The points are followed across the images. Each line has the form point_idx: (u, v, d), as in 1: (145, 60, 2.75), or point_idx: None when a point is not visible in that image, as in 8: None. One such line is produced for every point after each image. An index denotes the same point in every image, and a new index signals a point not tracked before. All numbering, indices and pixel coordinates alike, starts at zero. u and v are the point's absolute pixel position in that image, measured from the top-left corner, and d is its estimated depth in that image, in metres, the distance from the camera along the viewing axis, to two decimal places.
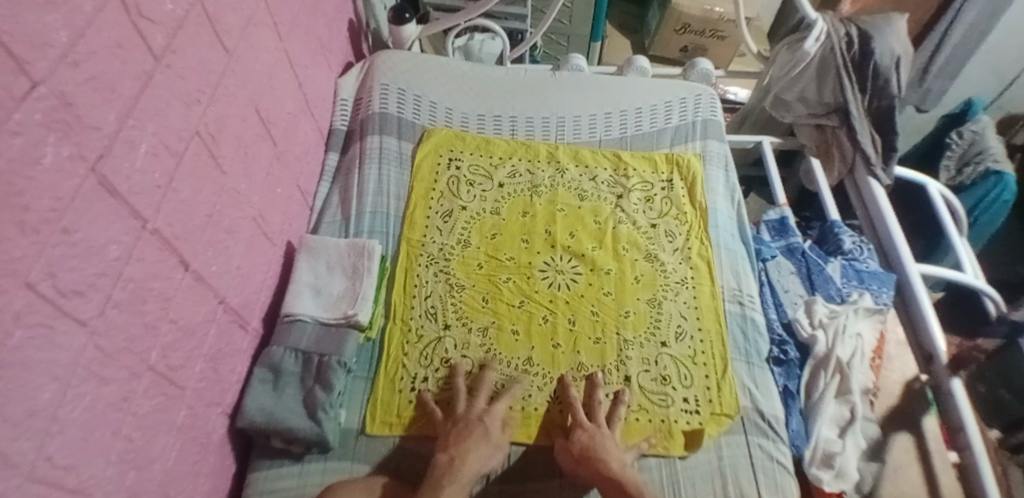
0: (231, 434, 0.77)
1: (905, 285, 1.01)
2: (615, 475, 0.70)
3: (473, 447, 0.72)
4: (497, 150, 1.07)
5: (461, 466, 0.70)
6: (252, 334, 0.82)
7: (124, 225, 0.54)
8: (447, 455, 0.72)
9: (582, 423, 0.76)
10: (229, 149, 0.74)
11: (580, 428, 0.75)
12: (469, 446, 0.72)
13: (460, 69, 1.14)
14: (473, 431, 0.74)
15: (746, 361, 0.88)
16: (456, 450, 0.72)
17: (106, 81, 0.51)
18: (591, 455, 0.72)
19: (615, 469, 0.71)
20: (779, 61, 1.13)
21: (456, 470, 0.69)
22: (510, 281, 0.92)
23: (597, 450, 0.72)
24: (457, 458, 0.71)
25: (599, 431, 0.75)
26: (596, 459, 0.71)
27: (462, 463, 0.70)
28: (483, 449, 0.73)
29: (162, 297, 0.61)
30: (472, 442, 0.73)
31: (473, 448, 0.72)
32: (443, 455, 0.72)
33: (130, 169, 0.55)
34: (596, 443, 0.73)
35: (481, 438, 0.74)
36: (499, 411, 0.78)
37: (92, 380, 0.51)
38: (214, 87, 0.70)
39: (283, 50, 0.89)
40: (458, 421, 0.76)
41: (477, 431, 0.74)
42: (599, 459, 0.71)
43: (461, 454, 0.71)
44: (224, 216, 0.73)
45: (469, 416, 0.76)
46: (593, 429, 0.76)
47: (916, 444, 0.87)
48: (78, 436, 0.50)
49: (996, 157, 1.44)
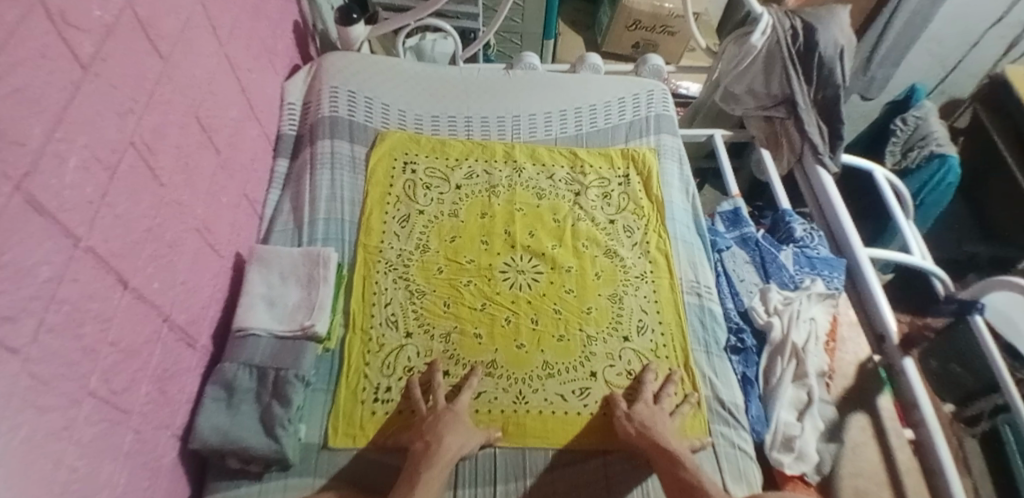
0: (184, 456, 0.74)
1: (856, 269, 1.04)
2: (672, 449, 0.73)
3: (448, 432, 0.73)
4: (453, 152, 1.05)
5: (437, 451, 0.71)
6: (202, 351, 0.79)
7: (55, 244, 0.51)
8: (422, 442, 0.73)
9: (647, 400, 0.80)
10: (168, 160, 0.71)
11: (644, 405, 0.80)
12: (442, 431, 0.74)
13: (412, 71, 1.12)
14: (442, 420, 0.75)
15: (706, 351, 0.89)
16: (431, 436, 0.73)
17: (31, 93, 0.48)
18: (651, 429, 0.76)
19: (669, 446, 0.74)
20: (728, 55, 1.15)
21: (432, 454, 0.71)
22: (471, 284, 0.91)
23: (654, 425, 0.76)
24: (432, 443, 0.72)
25: (662, 408, 0.80)
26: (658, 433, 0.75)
27: (438, 447, 0.71)
28: (458, 432, 0.74)
29: (101, 318, 0.58)
30: (444, 427, 0.74)
31: (447, 433, 0.73)
32: (418, 443, 0.73)
33: (59, 186, 0.52)
34: (655, 419, 0.77)
35: (453, 422, 0.75)
36: (463, 400, 0.79)
37: (28, 410, 0.48)
38: (149, 95, 0.67)
39: (223, 55, 0.86)
40: (427, 415, 0.77)
41: (446, 418, 0.75)
42: (658, 433, 0.75)
43: (435, 439, 0.73)
44: (165, 229, 0.70)
45: (434, 410, 0.77)
46: (656, 407, 0.80)
47: (871, 422, 0.90)
48: (17, 470, 0.47)
49: (939, 141, 1.50)
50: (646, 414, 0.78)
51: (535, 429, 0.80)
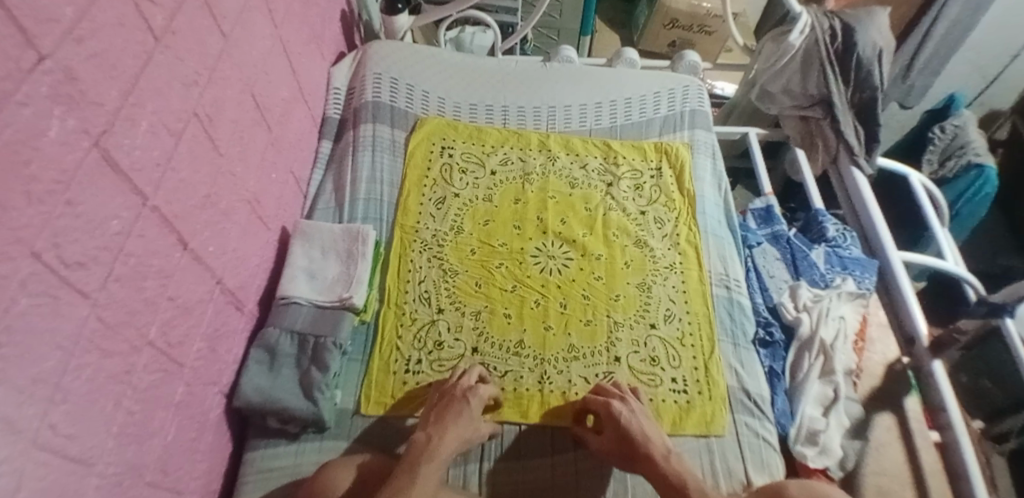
0: (227, 413, 0.78)
1: (888, 271, 1.04)
2: (649, 451, 0.72)
3: (452, 424, 0.72)
4: (489, 139, 1.08)
5: (438, 446, 0.69)
6: (248, 315, 0.83)
7: (126, 201, 0.55)
8: (424, 433, 0.71)
9: (617, 411, 0.75)
10: (226, 133, 0.75)
11: (621, 404, 0.76)
12: (446, 424, 0.72)
13: (452, 59, 1.16)
14: (449, 409, 0.74)
15: (733, 343, 0.90)
16: (434, 429, 0.72)
17: (110, 58, 0.52)
18: (631, 438, 0.73)
19: (660, 465, 0.71)
20: (765, 54, 1.16)
21: (432, 448, 0.69)
22: (503, 266, 0.94)
23: (631, 432, 0.73)
24: (434, 437, 0.71)
25: (637, 411, 0.76)
26: (645, 446, 0.72)
27: (438, 442, 0.70)
28: (462, 423, 0.73)
29: (162, 273, 0.62)
30: (449, 419, 0.72)
31: (450, 426, 0.72)
32: (420, 434, 0.71)
33: (131, 146, 0.56)
34: (633, 421, 0.74)
35: (462, 411, 0.74)
36: (482, 392, 0.77)
37: (95, 351, 0.51)
38: (211, 70, 0.71)
39: (277, 37, 0.90)
40: (445, 392, 0.77)
41: (459, 407, 0.74)
42: (637, 441, 0.73)
43: (437, 433, 0.71)
44: (220, 197, 0.74)
45: (454, 389, 0.77)
46: (630, 412, 0.75)
47: (898, 424, 0.90)
48: (80, 406, 0.50)
49: (978, 151, 1.47)
50: (620, 427, 0.74)
51: (559, 409, 0.82)
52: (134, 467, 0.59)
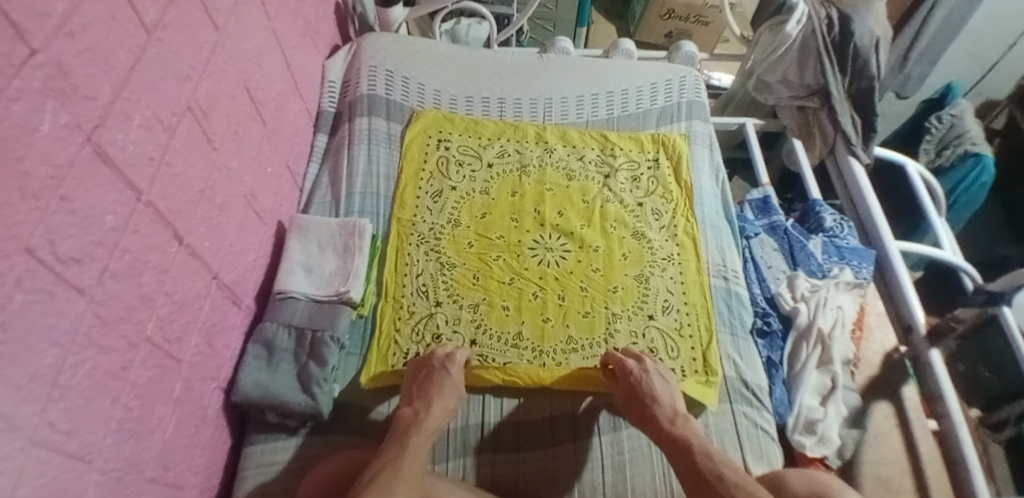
0: (226, 409, 0.78)
1: (886, 262, 1.04)
2: (658, 415, 0.74)
3: (436, 399, 0.74)
4: (486, 131, 1.08)
5: (425, 418, 0.71)
6: (246, 310, 0.83)
7: (119, 196, 0.54)
8: (410, 409, 0.73)
9: (630, 368, 0.77)
10: (220, 127, 0.75)
11: (636, 363, 0.78)
12: (431, 397, 0.74)
13: (448, 51, 1.15)
14: (432, 382, 0.76)
15: (731, 333, 0.90)
16: (419, 403, 0.74)
17: (102, 52, 0.51)
18: (641, 393, 0.75)
19: (667, 428, 0.72)
20: (762, 44, 1.16)
21: (419, 421, 0.71)
22: (500, 258, 0.94)
23: (643, 390, 0.75)
24: (420, 411, 0.72)
25: (651, 371, 0.78)
26: (654, 407, 0.74)
27: (426, 414, 0.72)
28: (446, 397, 0.75)
29: (158, 269, 0.61)
30: (432, 392, 0.75)
31: (435, 399, 0.74)
32: (406, 410, 0.73)
33: (125, 141, 0.55)
34: (650, 379, 0.76)
35: (444, 382, 0.76)
36: (458, 360, 0.80)
37: (92, 347, 0.51)
38: (204, 63, 0.70)
39: (271, 30, 0.89)
40: (419, 368, 0.79)
41: (440, 378, 0.76)
42: (650, 396, 0.75)
43: (423, 407, 0.73)
44: (216, 192, 0.74)
45: (428, 361, 0.78)
46: (643, 371, 0.77)
47: (896, 413, 0.91)
48: (78, 402, 0.50)
49: (974, 140, 1.46)
50: (629, 384, 0.76)
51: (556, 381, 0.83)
52: (134, 463, 0.59)
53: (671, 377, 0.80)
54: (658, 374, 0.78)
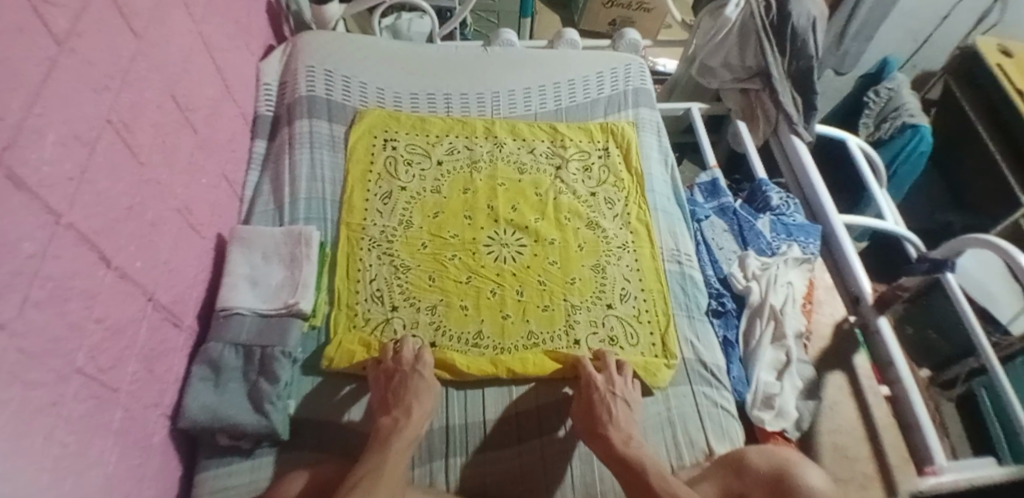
0: (173, 435, 0.74)
1: (831, 236, 1.07)
2: (609, 434, 0.73)
3: (415, 402, 0.73)
4: (433, 128, 1.06)
5: (405, 426, 0.71)
6: (188, 331, 0.79)
7: (36, 220, 0.50)
8: (389, 417, 0.72)
9: (596, 383, 0.77)
10: (146, 139, 0.70)
11: (604, 378, 0.78)
12: (409, 403, 0.73)
13: (389, 48, 1.12)
14: (408, 388, 0.75)
15: (688, 315, 0.91)
16: (398, 412, 0.72)
17: (9, 67, 0.47)
18: (600, 408, 0.75)
19: (620, 449, 0.71)
20: (703, 28, 1.18)
21: (399, 430, 0.70)
22: (456, 257, 0.92)
23: (602, 406, 0.75)
24: (400, 419, 0.71)
25: (618, 395, 0.77)
26: (609, 429, 0.73)
27: (407, 422, 0.71)
28: (424, 399, 0.75)
29: (86, 295, 0.57)
30: (410, 398, 0.74)
31: (414, 405, 0.73)
32: (385, 418, 0.72)
33: (39, 161, 0.51)
34: (615, 396, 0.77)
35: (419, 385, 0.75)
36: (428, 361, 0.79)
37: (17, 384, 0.47)
38: (124, 72, 0.66)
39: (198, 33, 0.84)
40: (392, 374, 0.77)
41: (415, 382, 0.75)
42: (607, 415, 0.74)
43: (403, 415, 0.72)
44: (146, 208, 0.70)
45: (400, 366, 0.77)
46: (609, 391, 0.77)
47: (848, 383, 0.95)
48: (10, 443, 0.46)
49: (910, 112, 1.52)
50: (591, 397, 0.76)
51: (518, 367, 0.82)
52: None
53: (637, 400, 0.79)
54: (624, 400, 0.77)
